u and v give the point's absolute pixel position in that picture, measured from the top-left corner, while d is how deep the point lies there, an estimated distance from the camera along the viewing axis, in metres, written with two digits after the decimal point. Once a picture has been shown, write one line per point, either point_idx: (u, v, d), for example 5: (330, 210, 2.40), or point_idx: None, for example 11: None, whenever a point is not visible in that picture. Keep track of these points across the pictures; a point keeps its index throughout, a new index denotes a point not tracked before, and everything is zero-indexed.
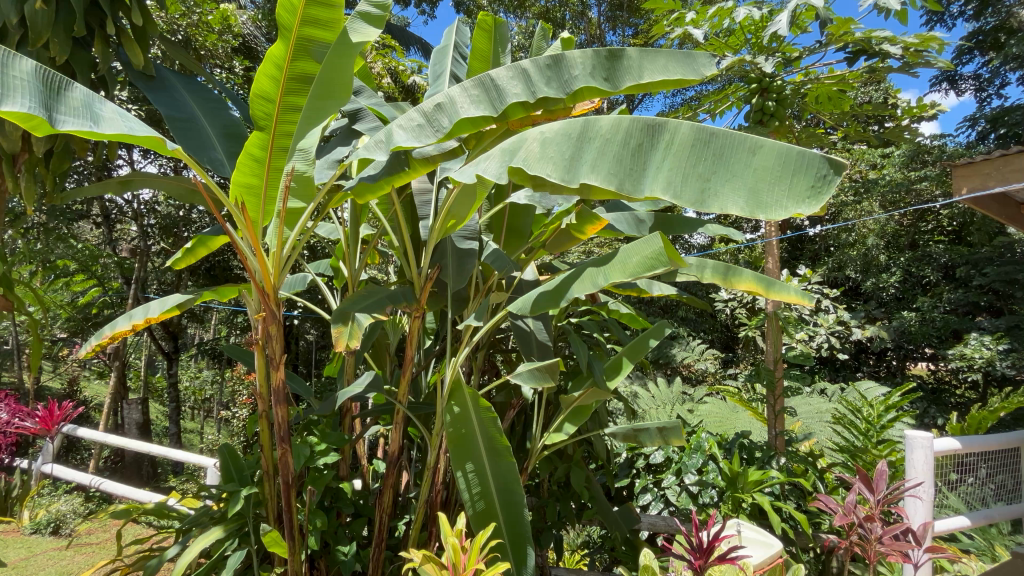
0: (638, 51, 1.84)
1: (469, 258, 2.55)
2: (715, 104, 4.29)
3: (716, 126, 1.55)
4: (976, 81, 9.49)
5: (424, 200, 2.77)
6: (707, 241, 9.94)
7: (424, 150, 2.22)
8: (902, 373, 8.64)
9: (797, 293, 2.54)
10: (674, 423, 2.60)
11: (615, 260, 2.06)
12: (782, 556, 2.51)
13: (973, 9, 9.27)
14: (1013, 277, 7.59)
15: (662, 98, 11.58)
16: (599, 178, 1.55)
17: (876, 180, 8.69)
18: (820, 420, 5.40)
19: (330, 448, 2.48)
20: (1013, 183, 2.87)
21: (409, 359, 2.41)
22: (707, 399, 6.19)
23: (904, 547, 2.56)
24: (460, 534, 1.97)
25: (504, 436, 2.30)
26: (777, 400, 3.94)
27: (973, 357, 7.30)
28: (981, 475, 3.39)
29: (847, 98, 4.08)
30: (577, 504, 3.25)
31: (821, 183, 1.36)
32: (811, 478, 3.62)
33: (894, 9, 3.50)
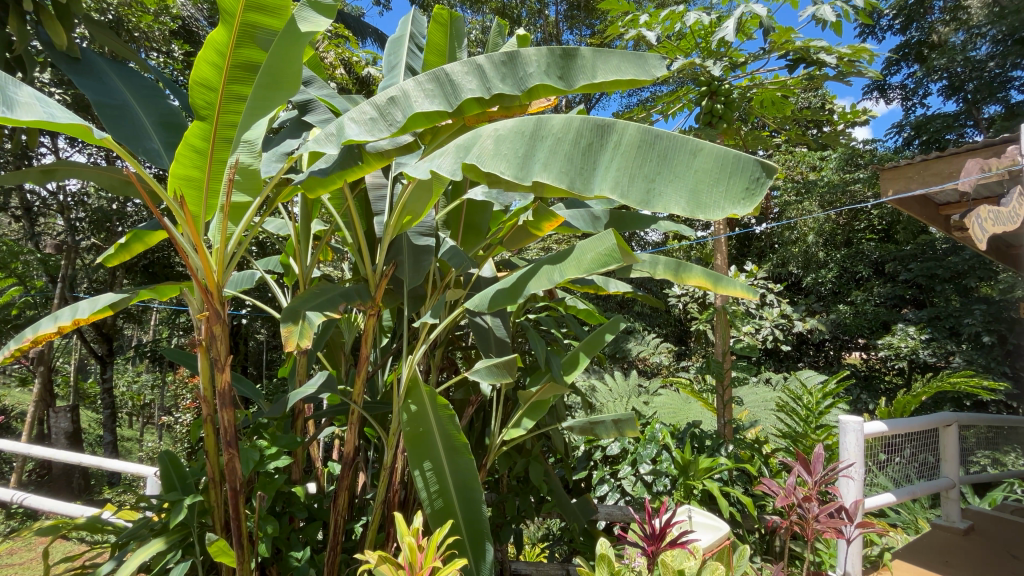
0: (592, 51, 1.86)
1: (427, 255, 2.51)
2: (667, 105, 4.42)
3: (662, 128, 1.60)
4: (903, 91, 10.21)
5: (378, 196, 2.71)
6: (661, 238, 10.28)
7: (378, 144, 2.17)
8: (839, 362, 9.24)
9: (743, 288, 2.66)
10: (629, 415, 2.66)
11: (570, 257, 2.09)
12: (729, 539, 2.65)
13: (900, 23, 9.99)
14: (933, 272, 8.27)
15: (618, 98, 11.86)
16: (551, 177, 1.57)
17: (815, 181, 9.25)
18: (765, 408, 5.71)
19: (281, 451, 2.39)
20: (932, 186, 3.12)
21: (364, 359, 2.36)
22: (661, 391, 6.42)
23: (838, 524, 2.75)
24: (417, 533, 1.95)
25: (462, 433, 2.28)
26: (725, 390, 4.13)
27: (899, 346, 8.00)
28: (906, 455, 3.68)
29: (788, 102, 4.30)
30: (537, 498, 3.29)
31: (755, 185, 1.43)
32: (756, 463, 3.81)
33: (831, 20, 3.71)
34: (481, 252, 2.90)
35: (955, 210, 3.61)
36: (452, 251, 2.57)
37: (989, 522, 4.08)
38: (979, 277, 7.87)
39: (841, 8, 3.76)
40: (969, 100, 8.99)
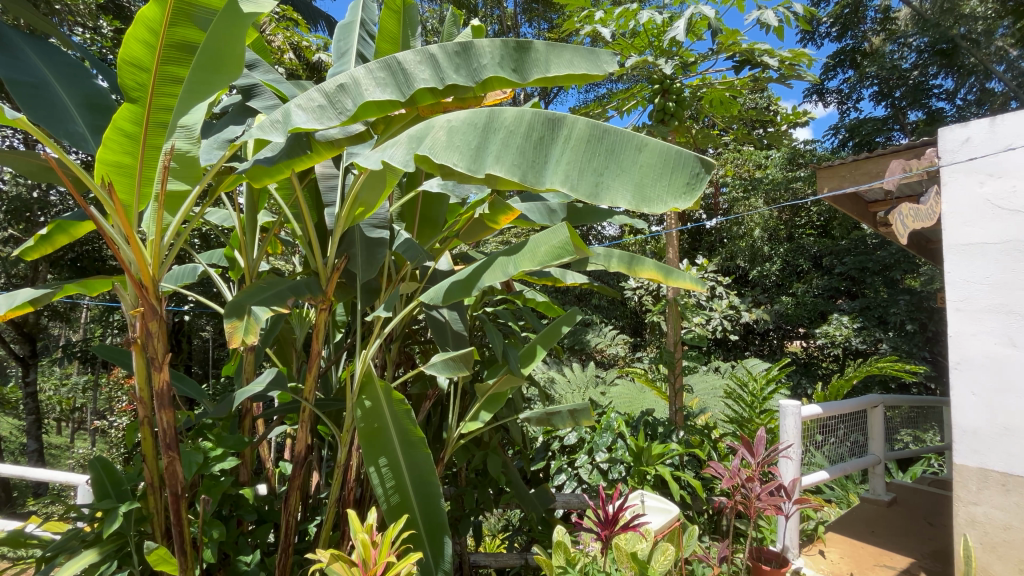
0: (545, 44, 1.87)
1: (380, 248, 2.45)
2: (622, 101, 4.50)
3: (609, 123, 1.63)
4: (839, 95, 10.80)
5: (329, 186, 2.62)
6: (617, 232, 10.52)
7: (328, 132, 2.10)
8: (781, 351, 9.78)
9: (693, 280, 2.73)
10: (584, 405, 2.75)
11: (525, 250, 2.10)
12: (678, 520, 2.79)
13: (837, 31, 10.60)
14: (864, 266, 8.88)
15: (575, 94, 11.98)
16: (503, 169, 1.57)
17: (760, 179, 9.71)
18: (714, 395, 5.98)
19: (227, 452, 2.27)
20: (862, 184, 3.35)
21: (316, 355, 2.28)
22: (617, 381, 6.58)
23: (777, 501, 2.93)
24: (371, 530, 1.92)
25: (418, 428, 2.26)
26: (677, 378, 4.29)
27: (835, 335, 8.60)
28: (839, 435, 3.96)
29: (736, 103, 4.47)
30: (495, 490, 3.32)
31: (695, 181, 1.49)
32: (706, 448, 3.97)
33: (774, 25, 3.89)
34: (438, 245, 2.87)
35: (882, 208, 3.89)
36: (407, 244, 2.53)
37: (909, 494, 4.46)
38: (903, 270, 8.52)
39: (783, 14, 3.95)
40: (897, 105, 9.67)
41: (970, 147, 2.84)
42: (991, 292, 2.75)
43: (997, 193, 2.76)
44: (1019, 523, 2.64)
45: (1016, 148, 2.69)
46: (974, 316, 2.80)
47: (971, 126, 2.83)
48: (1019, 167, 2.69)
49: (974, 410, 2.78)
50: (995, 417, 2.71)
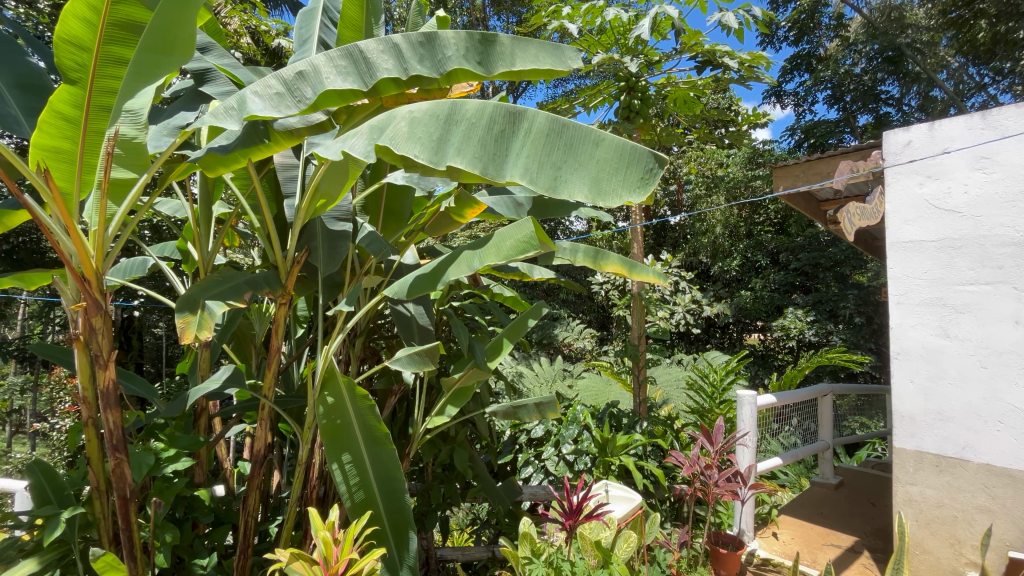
0: (510, 38, 1.86)
1: (343, 241, 2.38)
2: (589, 98, 4.54)
3: (568, 118, 1.64)
4: (795, 98, 11.24)
5: (289, 177, 2.53)
6: (585, 227, 10.65)
7: (287, 121, 2.03)
8: (740, 343, 10.15)
9: (656, 274, 2.79)
10: (550, 398, 2.75)
11: (490, 244, 2.09)
12: (641, 508, 2.86)
13: (794, 35, 11.01)
14: (817, 262, 9.31)
15: (544, 89, 12.00)
16: (464, 162, 1.57)
17: (722, 177, 10.01)
18: (677, 387, 6.17)
19: (180, 453, 2.17)
20: (814, 183, 3.50)
21: (275, 351, 2.22)
22: (584, 374, 6.67)
23: (733, 487, 3.07)
24: (333, 527, 1.89)
25: (383, 424, 2.23)
26: (641, 371, 4.39)
27: (790, 327, 9.04)
28: (792, 423, 4.17)
29: (699, 102, 4.57)
30: (463, 484, 3.32)
31: (649, 175, 1.52)
32: (668, 438, 4.09)
33: (734, 27, 4.00)
34: (403, 239, 2.83)
35: (833, 207, 4.08)
36: (371, 237, 2.48)
37: (854, 477, 4.74)
38: (852, 266, 9.00)
39: (743, 16, 4.06)
40: (848, 109, 10.15)
41: (911, 150, 3.02)
42: (928, 287, 2.94)
43: (934, 193, 2.94)
44: (948, 501, 2.85)
45: (951, 151, 2.88)
46: (913, 309, 2.99)
47: (912, 130, 3.01)
48: (954, 169, 2.88)
49: (912, 397, 2.97)
50: (930, 403, 2.91)
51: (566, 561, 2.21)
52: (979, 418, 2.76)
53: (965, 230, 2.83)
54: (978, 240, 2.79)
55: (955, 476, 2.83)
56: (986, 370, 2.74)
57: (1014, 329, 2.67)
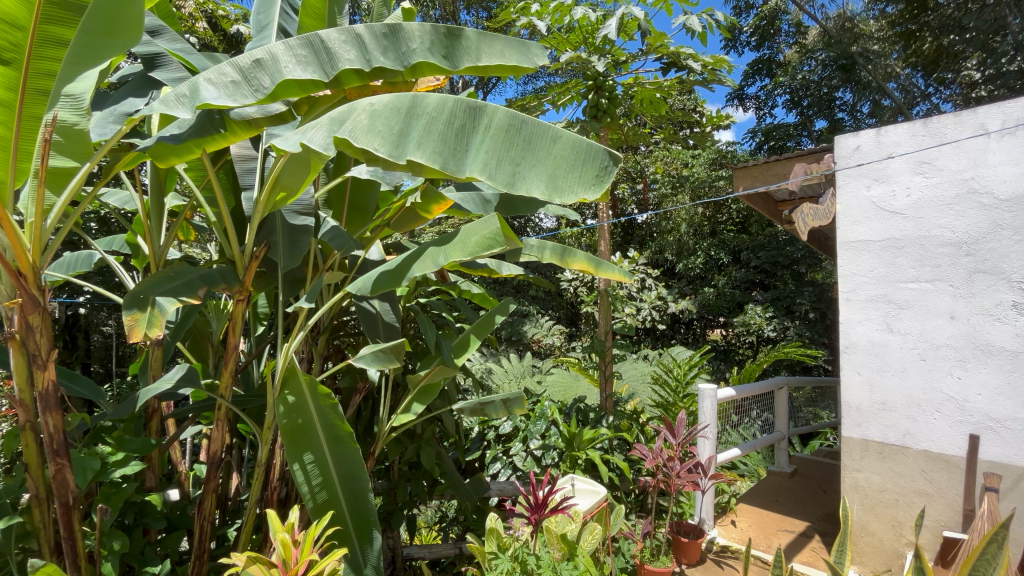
0: (477, 33, 1.85)
1: (303, 236, 2.30)
2: (558, 95, 4.57)
3: (527, 115, 1.65)
4: (756, 101, 11.61)
5: (247, 169, 2.44)
6: (554, 225, 10.72)
7: (244, 111, 1.96)
8: (703, 338, 10.45)
9: (621, 272, 2.84)
10: (517, 394, 2.76)
11: (455, 240, 2.08)
12: (605, 500, 2.92)
13: (756, 41, 11.35)
14: (775, 260, 9.68)
15: (514, 85, 11.98)
16: (424, 156, 1.56)
17: (687, 176, 10.26)
18: (642, 381, 6.31)
19: (130, 457, 2.07)
20: (771, 184, 3.64)
21: (233, 349, 2.14)
22: (553, 369, 6.73)
23: (694, 477, 3.18)
24: (293, 529, 1.84)
25: (347, 422, 2.20)
26: (607, 366, 4.46)
27: (750, 323, 9.37)
28: (750, 415, 4.34)
29: (665, 103, 4.66)
30: (430, 481, 3.31)
31: (604, 173, 1.55)
32: (634, 432, 4.18)
33: (698, 31, 4.10)
34: (368, 234, 2.78)
35: (789, 207, 4.25)
36: (334, 232, 2.42)
37: (807, 465, 4.98)
38: (807, 264, 9.41)
39: (706, 21, 4.17)
40: (805, 113, 10.56)
41: (860, 154, 3.18)
42: (874, 284, 3.11)
43: (880, 196, 3.11)
44: (890, 485, 3.03)
45: (895, 156, 3.05)
46: (860, 305, 3.15)
47: (861, 135, 3.17)
48: (898, 173, 3.04)
49: (859, 388, 3.14)
50: (875, 394, 3.08)
51: (531, 555, 2.22)
52: (919, 407, 2.94)
53: (908, 231, 3.01)
54: (918, 240, 2.97)
55: (897, 462, 3.01)
56: (925, 362, 2.92)
57: (950, 324, 2.85)
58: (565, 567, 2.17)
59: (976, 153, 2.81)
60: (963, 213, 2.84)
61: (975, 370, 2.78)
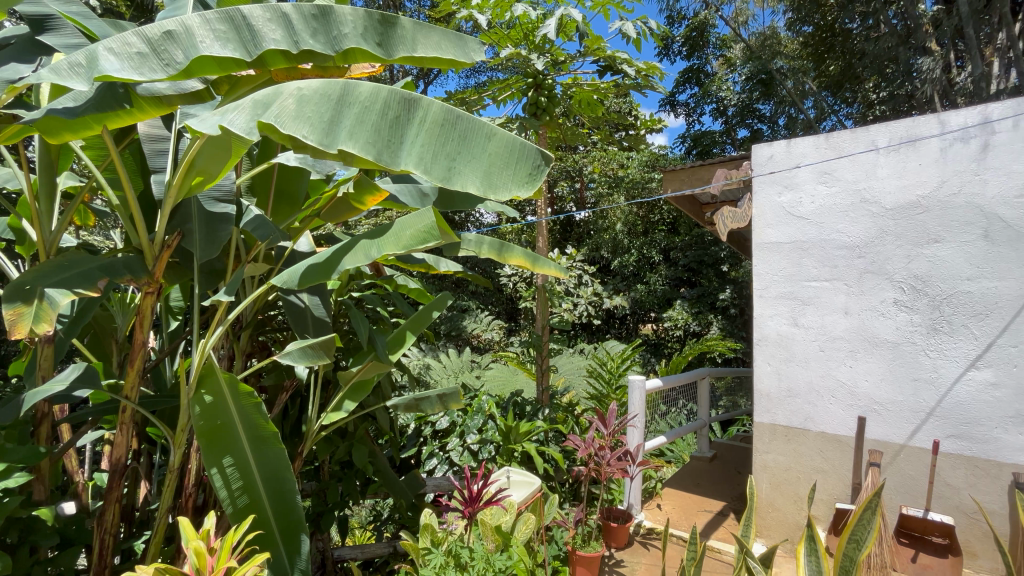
0: (412, 23, 1.82)
1: (224, 224, 2.15)
2: (498, 91, 4.58)
3: (462, 110, 1.65)
4: (687, 108, 12.26)
5: (157, 150, 2.23)
6: (495, 220, 10.75)
7: (153, 86, 1.79)
8: (636, 332, 10.95)
9: (557, 268, 2.89)
10: (453, 389, 2.73)
11: (389, 233, 2.03)
12: (540, 490, 2.98)
13: (687, 50, 11.97)
14: (701, 259, 10.31)
15: (456, 78, 11.81)
16: (357, 146, 1.51)
17: (623, 177, 10.65)
18: (578, 374, 6.51)
19: (13, 467, 1.83)
20: (696, 187, 3.87)
21: (140, 345, 1.96)
22: (492, 364, 6.77)
23: (623, 464, 3.34)
24: (208, 536, 1.72)
25: (271, 422, 2.08)
26: (544, 359, 4.56)
27: (678, 319, 9.94)
28: (675, 404, 4.62)
29: (601, 105, 4.80)
30: (363, 480, 3.22)
31: (536, 172, 1.58)
32: (569, 423, 4.32)
33: (633, 37, 4.25)
34: (296, 225, 2.65)
35: (712, 209, 4.55)
36: (258, 221, 2.27)
37: (724, 450, 5.38)
38: (729, 263, 10.08)
39: (640, 28, 4.34)
40: (729, 122, 11.30)
41: (772, 163, 3.47)
42: (783, 282, 3.40)
43: (789, 202, 3.40)
44: (794, 464, 3.35)
45: (802, 166, 3.35)
46: (771, 301, 3.44)
47: (774, 146, 3.46)
48: (804, 182, 3.35)
49: (769, 377, 3.43)
50: (782, 382, 3.38)
51: (465, 548, 2.23)
52: (818, 393, 3.26)
53: (811, 235, 3.32)
54: (820, 243, 3.28)
55: (800, 443, 3.32)
56: (824, 353, 3.24)
57: (844, 318, 3.19)
58: (499, 558, 2.22)
59: (868, 166, 3.15)
60: (856, 220, 3.18)
61: (863, 359, 3.12)
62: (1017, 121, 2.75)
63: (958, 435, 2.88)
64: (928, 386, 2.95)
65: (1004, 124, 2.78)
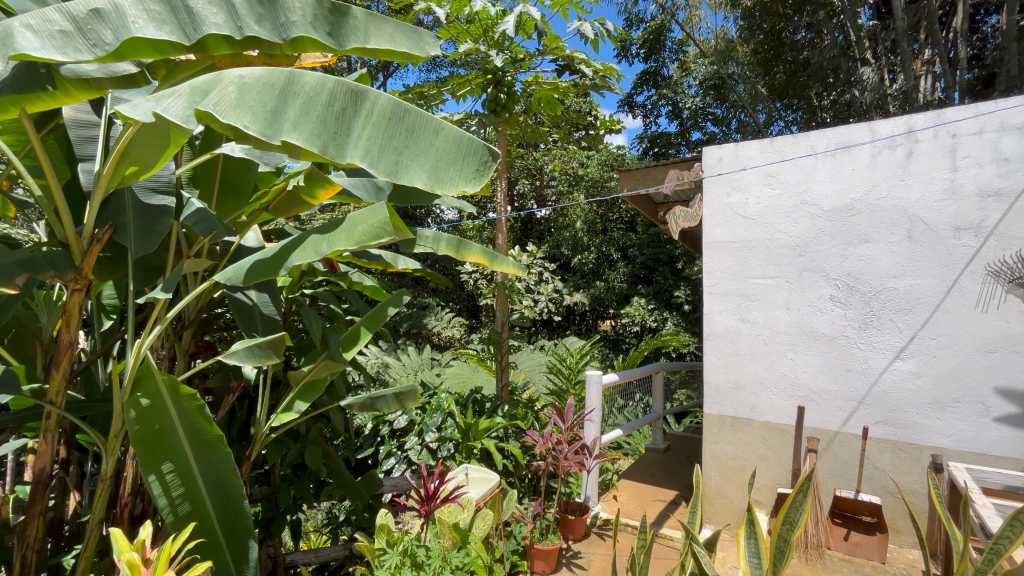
0: (365, 13, 1.77)
1: (163, 217, 2.02)
2: (457, 86, 4.54)
3: (411, 104, 1.63)
4: (644, 110, 12.56)
5: (85, 136, 2.08)
6: (456, 216, 10.66)
7: (80, 67, 1.66)
8: (595, 328, 11.17)
9: (515, 265, 2.89)
10: (410, 387, 2.67)
11: (340, 228, 1.98)
12: (498, 486, 2.99)
13: (644, 53, 12.26)
14: (657, 257, 10.60)
15: (416, 71, 11.59)
16: (301, 138, 1.46)
17: (582, 176, 10.80)
18: (538, 370, 6.58)
19: None
20: (650, 187, 3.98)
21: (67, 346, 1.82)
22: (452, 361, 6.73)
23: (580, 458, 3.41)
24: (143, 547, 1.63)
25: (216, 425, 1.99)
26: (504, 356, 4.56)
27: (636, 315, 10.19)
28: (630, 397, 4.75)
29: (560, 103, 4.85)
30: (317, 483, 3.14)
31: (483, 167, 1.58)
32: (528, 419, 4.36)
33: (590, 37, 4.31)
34: (243, 219, 2.53)
35: (665, 209, 4.70)
36: (200, 214, 2.16)
37: (677, 441, 5.58)
38: (684, 261, 10.40)
39: (597, 29, 4.40)
40: (684, 125, 11.69)
41: (721, 165, 3.61)
42: (731, 279, 3.56)
43: (737, 203, 3.56)
44: (740, 453, 3.52)
45: (749, 169, 3.51)
46: (720, 297, 3.59)
47: (723, 148, 3.61)
48: (750, 183, 3.51)
49: (718, 370, 3.58)
50: (730, 374, 3.54)
51: (421, 547, 2.20)
52: (763, 385, 3.43)
53: (756, 234, 3.48)
54: (765, 242, 3.45)
55: (746, 432, 3.49)
56: (768, 347, 3.42)
57: (786, 313, 3.37)
58: (456, 555, 2.21)
59: (808, 170, 3.34)
60: (797, 220, 3.36)
61: (803, 352, 3.32)
62: (937, 131, 2.99)
63: (885, 421, 3.11)
64: (858, 376, 3.17)
65: (926, 133, 3.01)
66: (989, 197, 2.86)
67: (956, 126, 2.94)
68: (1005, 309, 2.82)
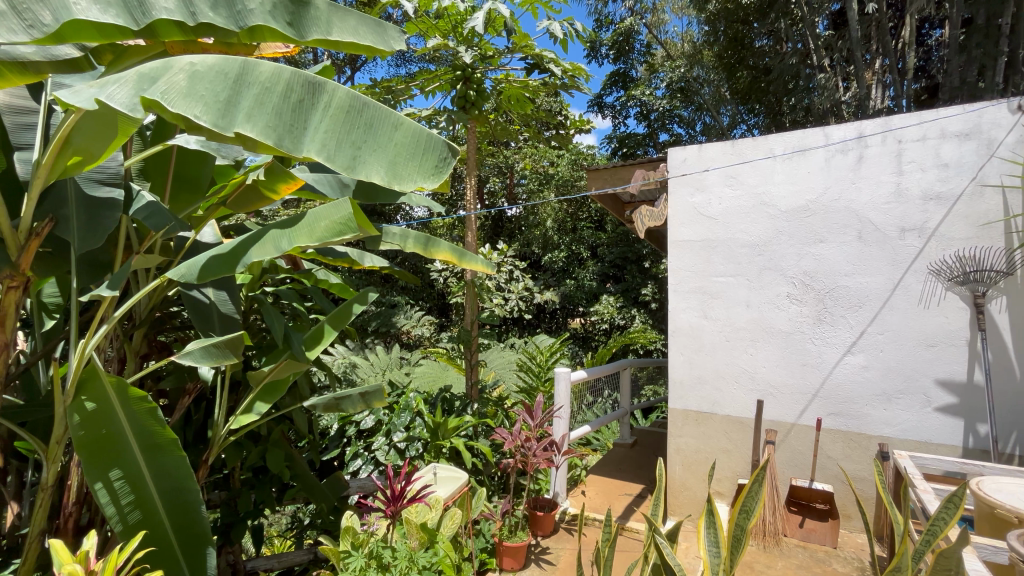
0: (326, 4, 1.73)
1: (110, 211, 1.93)
2: (425, 82, 4.48)
3: (369, 98, 1.60)
4: (613, 110, 12.74)
5: (23, 124, 1.95)
6: (425, 213, 10.54)
7: (14, 50, 1.55)
8: (565, 326, 11.26)
9: (483, 263, 2.88)
10: (377, 386, 2.62)
11: (301, 224, 1.92)
12: (467, 484, 3.00)
13: (613, 54, 12.42)
14: (625, 256, 10.76)
15: (386, 65, 11.40)
16: (255, 130, 1.41)
17: (552, 175, 10.86)
18: (508, 368, 6.59)
19: None
20: (616, 187, 4.04)
21: (2, 348, 1.70)
22: (422, 360, 6.67)
23: (548, 454, 3.43)
24: (87, 559, 1.54)
25: (169, 428, 1.90)
26: (473, 354, 4.54)
27: (605, 313, 10.32)
28: (598, 394, 4.81)
29: (530, 102, 4.86)
30: (280, 487, 3.05)
31: (443, 164, 1.58)
32: (498, 417, 4.36)
33: (559, 37, 4.34)
34: (199, 214, 2.43)
35: (632, 208, 4.78)
36: (152, 208, 2.06)
37: (644, 436, 5.70)
38: (651, 260, 10.59)
39: (567, 29, 4.43)
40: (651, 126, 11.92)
41: (686, 165, 3.70)
42: (694, 278, 3.66)
43: (700, 203, 3.66)
44: (703, 446, 3.62)
45: (711, 170, 3.62)
46: (684, 295, 3.69)
47: (687, 150, 3.70)
48: (713, 184, 3.61)
49: (682, 366, 3.68)
50: (693, 369, 3.64)
51: (387, 549, 2.16)
52: (724, 380, 3.54)
53: (719, 233, 3.59)
54: (726, 241, 3.56)
55: (709, 426, 3.60)
56: (729, 343, 3.53)
57: (746, 310, 3.49)
58: (422, 556, 2.19)
59: (766, 172, 3.46)
60: (757, 220, 3.48)
61: (761, 347, 3.44)
62: (885, 137, 3.15)
63: (837, 413, 3.26)
64: (812, 370, 3.31)
65: (874, 139, 3.17)
66: (931, 200, 3.04)
67: (901, 133, 3.11)
68: (945, 305, 3.00)
